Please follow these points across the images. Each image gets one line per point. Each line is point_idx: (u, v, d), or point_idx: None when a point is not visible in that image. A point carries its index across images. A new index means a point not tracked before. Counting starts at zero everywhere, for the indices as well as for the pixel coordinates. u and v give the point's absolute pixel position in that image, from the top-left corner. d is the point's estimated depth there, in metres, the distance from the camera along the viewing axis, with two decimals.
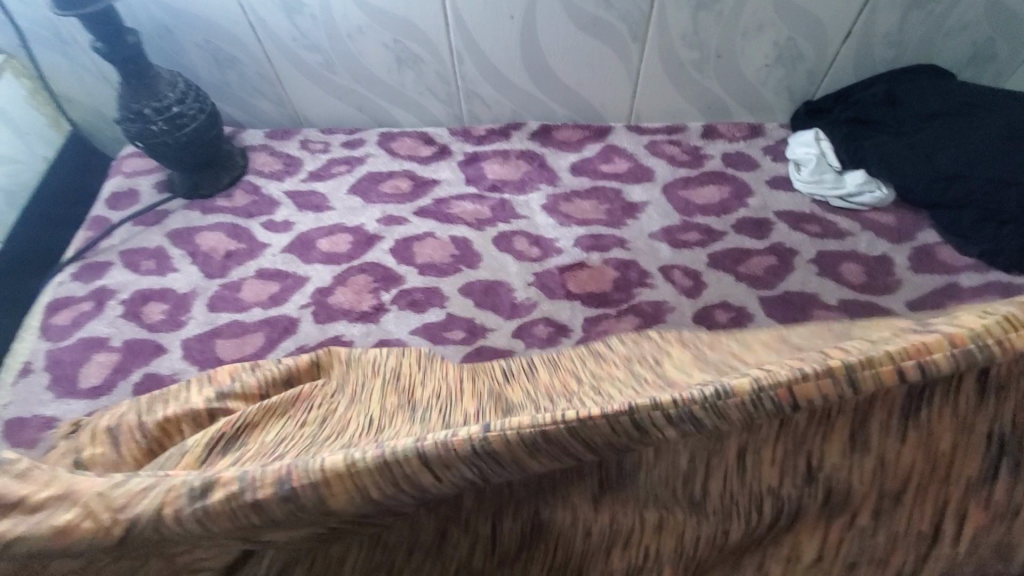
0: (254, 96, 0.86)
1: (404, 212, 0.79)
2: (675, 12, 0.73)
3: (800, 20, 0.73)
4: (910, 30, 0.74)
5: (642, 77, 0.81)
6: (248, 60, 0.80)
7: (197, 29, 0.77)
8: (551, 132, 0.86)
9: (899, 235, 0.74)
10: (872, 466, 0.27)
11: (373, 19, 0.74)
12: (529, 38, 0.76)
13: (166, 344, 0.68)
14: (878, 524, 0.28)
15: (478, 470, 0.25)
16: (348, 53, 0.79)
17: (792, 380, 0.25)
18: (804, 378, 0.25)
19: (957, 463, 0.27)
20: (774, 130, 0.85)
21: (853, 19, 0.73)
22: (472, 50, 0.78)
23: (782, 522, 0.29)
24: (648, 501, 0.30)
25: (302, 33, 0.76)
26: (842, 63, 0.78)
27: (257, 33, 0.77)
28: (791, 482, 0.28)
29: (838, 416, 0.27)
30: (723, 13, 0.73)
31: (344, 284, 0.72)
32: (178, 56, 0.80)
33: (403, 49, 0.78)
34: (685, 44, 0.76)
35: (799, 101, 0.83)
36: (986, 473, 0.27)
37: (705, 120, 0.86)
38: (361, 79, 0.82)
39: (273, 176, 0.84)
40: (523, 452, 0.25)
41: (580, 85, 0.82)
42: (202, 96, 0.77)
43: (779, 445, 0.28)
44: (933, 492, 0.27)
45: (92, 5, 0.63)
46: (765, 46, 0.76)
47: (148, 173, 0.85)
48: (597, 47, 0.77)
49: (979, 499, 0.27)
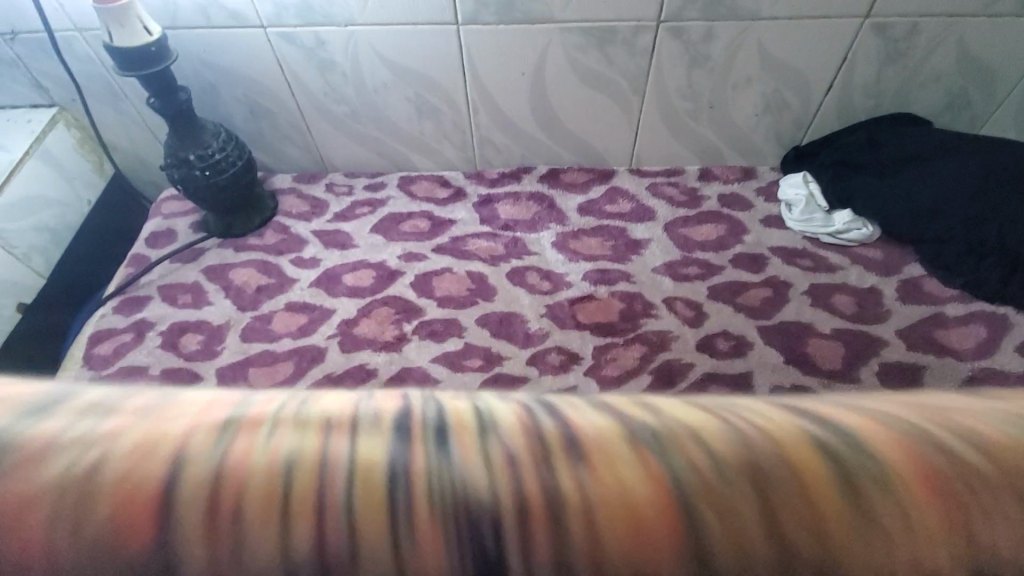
0: (285, 144, 0.93)
1: (424, 249, 0.85)
2: (672, 69, 0.80)
3: (786, 74, 0.80)
4: (886, 82, 0.81)
5: (642, 126, 0.88)
6: (281, 111, 0.87)
7: (237, 85, 0.84)
8: (559, 174, 0.93)
9: (886, 268, 0.79)
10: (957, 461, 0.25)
11: (397, 76, 0.82)
12: (538, 91, 0.83)
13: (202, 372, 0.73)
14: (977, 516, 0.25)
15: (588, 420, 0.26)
16: (373, 104, 0.86)
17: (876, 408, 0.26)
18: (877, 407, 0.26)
19: None
20: (766, 172, 0.92)
21: (834, 73, 0.80)
22: (486, 102, 0.85)
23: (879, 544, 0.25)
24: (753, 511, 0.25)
25: (332, 88, 0.84)
26: (826, 112, 0.85)
27: (290, 87, 0.84)
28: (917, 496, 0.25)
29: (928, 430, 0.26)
30: (715, 70, 0.80)
31: (368, 316, 0.77)
32: (217, 108, 0.88)
33: (423, 102, 0.85)
34: (681, 96, 0.83)
35: (788, 145, 0.90)
36: None
37: (701, 164, 0.93)
38: (385, 128, 0.90)
39: (302, 216, 0.90)
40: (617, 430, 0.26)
41: (586, 133, 0.89)
42: (241, 145, 0.84)
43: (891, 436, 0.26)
44: None
45: (151, 66, 0.70)
46: (754, 97, 0.83)
47: (183, 215, 0.91)
48: (600, 99, 0.84)
49: None
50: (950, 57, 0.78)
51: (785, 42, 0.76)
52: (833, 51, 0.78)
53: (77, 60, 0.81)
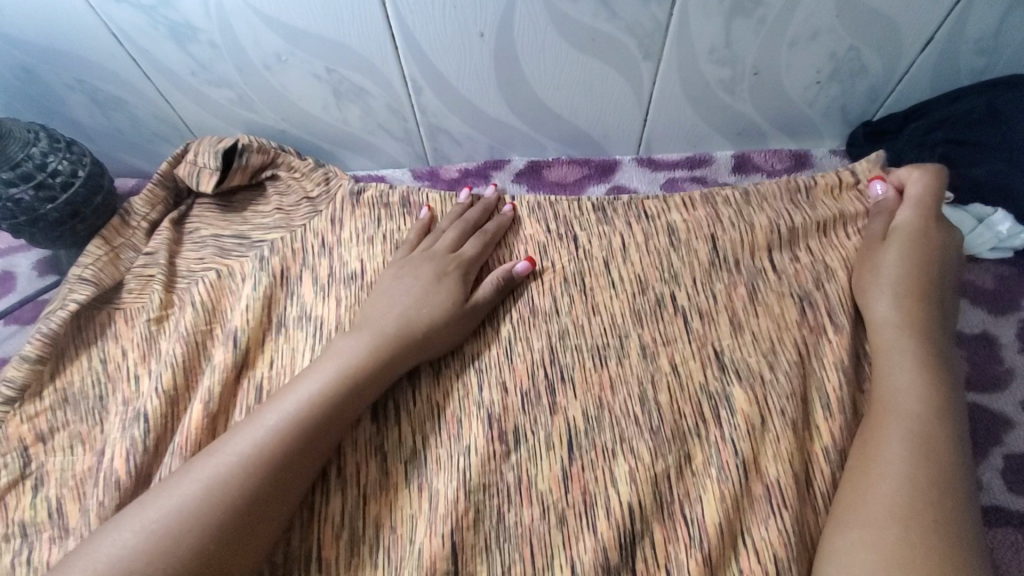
0: (158, 142, 0.68)
1: (420, 194, 0.68)
2: (701, 20, 0.54)
3: (867, 24, 0.54)
4: (1011, 33, 0.56)
5: (654, 102, 0.63)
6: (138, 100, 0.62)
7: (61, 66, 0.58)
8: (542, 170, 0.71)
9: (997, 302, 0.61)
10: (781, 377, 0.52)
11: (295, 44, 0.55)
12: (505, 59, 0.57)
13: (85, 435, 0.54)
14: (779, 407, 0.51)
15: (580, 281, 0.60)
16: (270, 87, 0.60)
17: (737, 367, 0.54)
18: (732, 351, 0.54)
19: (808, 410, 0.52)
20: (823, 157, 0.70)
21: (939, 21, 0.54)
22: (431, 77, 0.59)
23: (713, 398, 0.52)
24: (648, 364, 0.55)
25: (202, 66, 0.57)
26: (914, 76, 0.61)
27: (143, 68, 0.58)
28: (715, 376, 0.53)
29: (724, 360, 0.54)
30: (766, 21, 0.54)
31: (328, 255, 0.62)
32: (53, 103, 0.62)
33: (340, 81, 0.59)
34: (713, 60, 0.58)
35: (855, 120, 0.67)
36: (810, 419, 0.51)
37: (736, 149, 0.70)
38: (292, 118, 0.64)
39: (213, 221, 0.67)
40: (593, 317, 0.58)
41: (576, 115, 0.64)
42: (78, 150, 0.60)
43: (718, 369, 0.54)
44: (802, 437, 0.50)
45: None
46: (817, 60, 0.58)
47: (25, 250, 0.67)
48: (598, 69, 0.58)
49: (810, 425, 0.51)
50: None
51: None
52: None
53: None
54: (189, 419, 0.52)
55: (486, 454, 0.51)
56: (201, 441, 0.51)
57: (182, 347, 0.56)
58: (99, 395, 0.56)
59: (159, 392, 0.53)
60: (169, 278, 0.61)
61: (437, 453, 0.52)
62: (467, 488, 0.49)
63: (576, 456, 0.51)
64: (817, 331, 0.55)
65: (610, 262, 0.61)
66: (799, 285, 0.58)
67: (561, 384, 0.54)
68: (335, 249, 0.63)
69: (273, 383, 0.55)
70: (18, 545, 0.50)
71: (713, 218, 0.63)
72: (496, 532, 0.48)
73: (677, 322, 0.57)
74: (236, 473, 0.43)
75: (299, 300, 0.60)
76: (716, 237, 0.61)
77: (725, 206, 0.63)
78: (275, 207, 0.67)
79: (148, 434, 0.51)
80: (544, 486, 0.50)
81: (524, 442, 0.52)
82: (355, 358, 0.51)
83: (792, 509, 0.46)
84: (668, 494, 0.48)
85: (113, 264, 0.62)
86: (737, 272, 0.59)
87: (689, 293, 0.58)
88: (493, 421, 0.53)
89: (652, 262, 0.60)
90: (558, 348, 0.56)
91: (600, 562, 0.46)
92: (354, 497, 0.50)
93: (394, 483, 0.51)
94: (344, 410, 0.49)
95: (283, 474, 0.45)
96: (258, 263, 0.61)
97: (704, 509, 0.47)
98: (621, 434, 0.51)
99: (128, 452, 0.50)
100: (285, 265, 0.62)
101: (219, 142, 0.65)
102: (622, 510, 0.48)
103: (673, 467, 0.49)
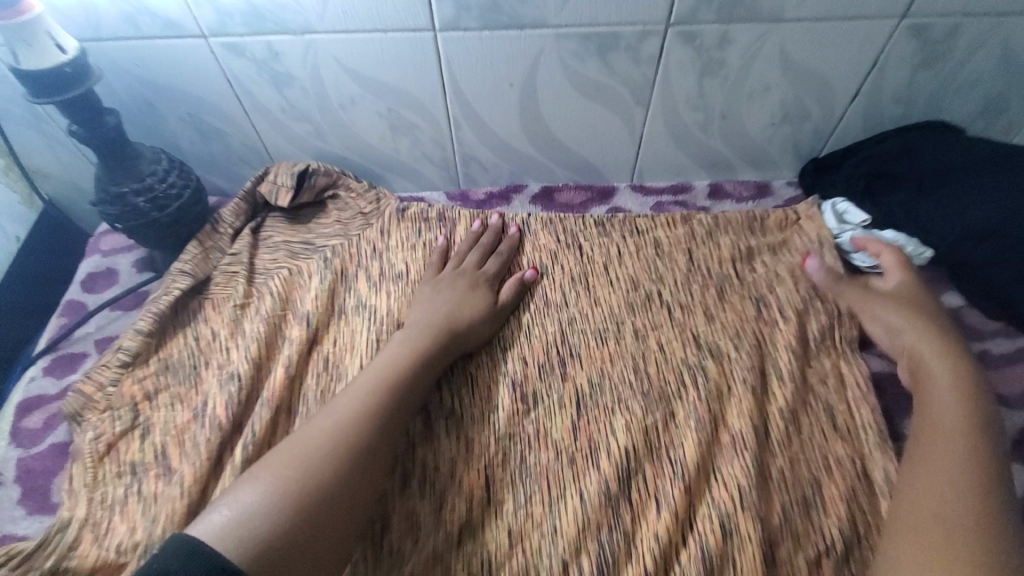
0: (241, 165, 0.83)
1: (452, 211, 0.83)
2: (679, 77, 0.70)
3: (806, 81, 0.71)
4: (918, 89, 0.72)
5: (644, 139, 0.79)
6: (233, 130, 0.77)
7: (180, 104, 0.73)
8: (553, 194, 0.86)
9: None
10: (745, 353, 0.66)
11: (367, 89, 0.71)
12: (529, 103, 0.73)
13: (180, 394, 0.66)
14: (744, 376, 0.64)
15: (585, 279, 0.74)
16: (341, 122, 0.75)
17: (711, 344, 0.67)
18: (707, 334, 0.68)
19: (767, 379, 0.65)
20: (781, 187, 0.86)
21: (861, 79, 0.71)
22: (469, 116, 0.74)
23: (693, 367, 0.65)
24: (641, 343, 0.68)
25: (292, 105, 0.73)
26: (848, 121, 0.77)
27: (243, 104, 0.73)
28: (694, 352, 0.67)
29: (701, 341, 0.68)
30: (729, 78, 0.70)
31: (378, 258, 0.76)
32: (164, 132, 0.78)
33: (398, 118, 0.75)
34: (690, 107, 0.74)
35: (805, 157, 0.83)
36: (768, 386, 0.64)
37: (711, 179, 0.86)
38: (354, 147, 0.80)
39: (283, 230, 0.81)
40: (596, 307, 0.71)
41: (582, 148, 0.80)
42: (188, 170, 0.75)
43: (696, 347, 0.67)
44: (762, 399, 0.63)
45: (69, 90, 0.59)
46: (771, 107, 0.75)
47: (127, 251, 0.81)
48: (601, 112, 0.74)
49: (768, 391, 0.64)
50: (991, 61, 0.69)
51: (811, 45, 0.67)
52: (863, 55, 0.68)
53: None
54: (274, 379, 0.64)
55: (511, 411, 0.64)
56: (282, 396, 0.64)
57: (265, 326, 0.69)
58: (193, 363, 0.68)
59: (249, 359, 0.66)
60: (249, 275, 0.75)
61: (471, 411, 0.64)
62: (495, 435, 0.62)
63: (583, 413, 0.63)
64: (774, 319, 0.69)
65: (609, 266, 0.75)
66: (761, 284, 0.72)
67: (571, 358, 0.67)
68: (384, 253, 0.77)
69: (336, 355, 0.68)
70: (129, 480, 0.60)
71: (691, 233, 0.77)
72: (519, 470, 0.60)
73: (663, 312, 0.70)
74: (345, 432, 0.54)
75: (355, 293, 0.74)
76: (694, 248, 0.76)
77: (699, 224, 0.78)
78: (334, 220, 0.81)
79: (241, 390, 0.63)
80: (558, 435, 0.62)
81: (541, 403, 0.64)
82: (416, 345, 0.64)
83: (753, 450, 0.59)
84: (656, 440, 0.61)
85: (204, 262, 0.75)
86: (711, 275, 0.74)
87: (672, 289, 0.72)
88: (517, 386, 0.66)
89: (643, 266, 0.75)
90: (567, 331, 0.70)
91: (603, 490, 0.58)
92: (405, 444, 0.62)
93: (437, 434, 0.63)
94: (414, 387, 0.61)
95: (380, 433, 0.56)
96: (323, 263, 0.75)
97: (685, 451, 0.59)
98: (619, 396, 0.64)
99: (226, 403, 0.63)
100: (343, 265, 0.75)
101: (292, 166, 0.80)
102: (619, 451, 0.60)
103: (660, 421, 0.62)
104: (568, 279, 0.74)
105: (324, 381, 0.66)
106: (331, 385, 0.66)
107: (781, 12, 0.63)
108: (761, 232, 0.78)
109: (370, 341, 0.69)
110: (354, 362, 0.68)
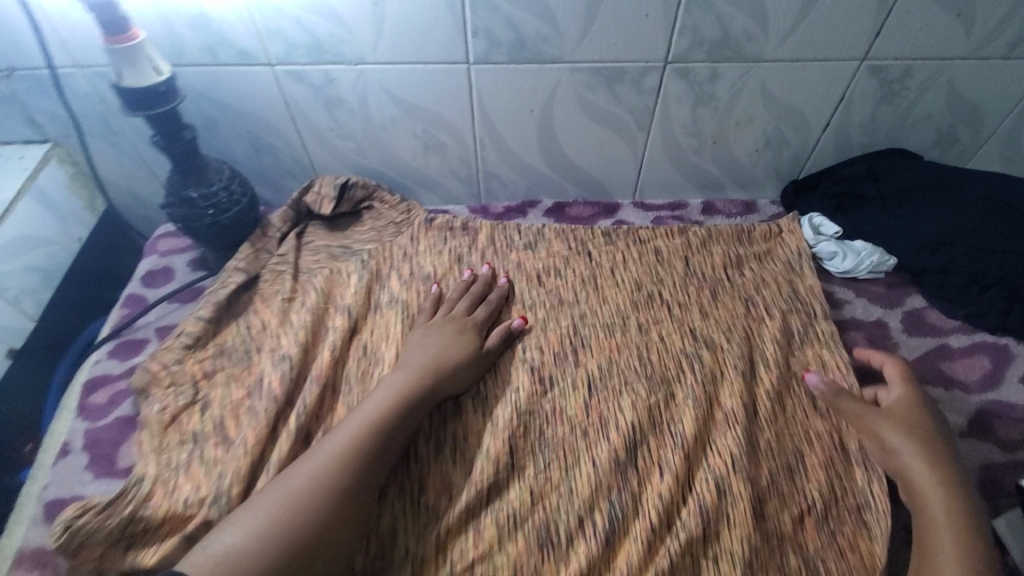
0: (286, 178, 0.93)
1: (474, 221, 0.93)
2: (676, 106, 0.81)
3: (785, 112, 0.83)
4: (881, 120, 0.84)
5: (645, 160, 0.90)
6: (284, 146, 0.87)
7: (240, 122, 0.84)
8: (565, 209, 0.96)
9: (891, 301, 0.84)
10: (735, 343, 0.75)
11: (406, 112, 0.81)
12: (546, 126, 0.84)
13: (235, 374, 0.74)
14: (734, 364, 0.73)
15: (593, 280, 0.84)
16: (381, 141, 0.86)
17: (705, 336, 0.77)
18: (701, 327, 0.78)
19: (754, 366, 0.74)
20: (766, 206, 0.97)
21: (832, 111, 0.83)
22: (493, 137, 0.85)
23: (690, 356, 0.74)
24: (644, 335, 0.77)
25: (339, 125, 0.83)
26: (822, 147, 0.89)
27: (296, 124, 0.84)
28: (691, 342, 0.76)
29: (696, 333, 0.77)
30: (718, 108, 0.82)
31: (409, 259, 0.86)
32: (223, 148, 0.88)
33: (430, 137, 0.85)
34: (685, 132, 0.85)
35: (786, 178, 0.94)
36: (755, 372, 0.73)
37: (704, 198, 0.97)
38: (389, 163, 0.90)
39: (323, 235, 0.90)
40: (604, 304, 0.81)
41: (591, 167, 0.91)
42: (245, 182, 0.85)
43: (692, 338, 0.76)
44: (751, 383, 0.72)
45: (159, 105, 0.70)
46: (755, 134, 0.86)
47: (181, 252, 0.90)
48: (608, 136, 0.85)
49: (756, 376, 0.73)
50: (941, 97, 0.81)
51: (787, 82, 0.78)
52: (832, 91, 0.80)
53: (77, 95, 0.80)
54: (321, 361, 0.73)
55: (530, 392, 0.72)
56: (328, 375, 0.72)
57: (311, 316, 0.78)
58: (245, 348, 0.77)
59: (298, 343, 0.74)
60: (294, 273, 0.84)
61: (495, 391, 0.72)
62: (517, 410, 0.70)
63: (593, 393, 0.72)
64: (761, 316, 0.78)
65: (615, 269, 0.85)
66: (749, 286, 0.82)
67: (583, 347, 0.76)
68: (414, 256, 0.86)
69: (374, 343, 0.77)
70: (190, 446, 0.67)
71: (686, 242, 0.87)
72: (538, 441, 0.68)
73: (663, 309, 0.80)
74: (332, 475, 0.59)
75: (389, 290, 0.82)
76: (690, 255, 0.86)
77: (694, 235, 0.88)
78: (369, 227, 0.91)
79: (292, 367, 0.72)
80: (572, 411, 0.70)
81: (557, 385, 0.73)
82: (411, 381, 0.68)
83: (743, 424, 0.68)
84: (659, 417, 0.69)
85: (254, 261, 0.84)
86: (704, 279, 0.83)
87: (671, 290, 0.82)
88: (535, 369, 0.74)
89: (645, 270, 0.84)
90: (579, 325, 0.78)
91: (613, 458, 0.66)
92: (437, 419, 0.70)
93: (464, 410, 0.71)
94: (405, 423, 0.65)
95: (365, 471, 0.61)
96: (360, 263, 0.84)
97: (684, 426, 0.68)
98: (626, 379, 0.73)
99: (279, 380, 0.71)
100: (378, 265, 0.84)
101: (333, 179, 0.90)
102: (626, 425, 0.68)
103: (662, 401, 0.70)
104: (579, 279, 0.84)
105: (365, 364, 0.75)
106: (371, 368, 0.75)
107: (762, 53, 0.75)
108: (749, 241, 0.88)
109: (404, 330, 0.78)
110: (390, 349, 0.76)
